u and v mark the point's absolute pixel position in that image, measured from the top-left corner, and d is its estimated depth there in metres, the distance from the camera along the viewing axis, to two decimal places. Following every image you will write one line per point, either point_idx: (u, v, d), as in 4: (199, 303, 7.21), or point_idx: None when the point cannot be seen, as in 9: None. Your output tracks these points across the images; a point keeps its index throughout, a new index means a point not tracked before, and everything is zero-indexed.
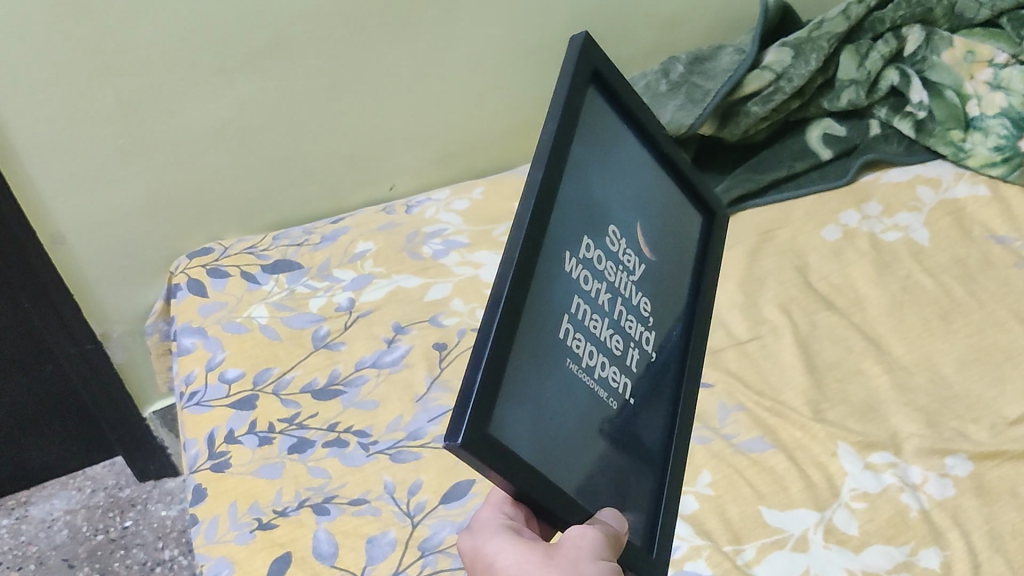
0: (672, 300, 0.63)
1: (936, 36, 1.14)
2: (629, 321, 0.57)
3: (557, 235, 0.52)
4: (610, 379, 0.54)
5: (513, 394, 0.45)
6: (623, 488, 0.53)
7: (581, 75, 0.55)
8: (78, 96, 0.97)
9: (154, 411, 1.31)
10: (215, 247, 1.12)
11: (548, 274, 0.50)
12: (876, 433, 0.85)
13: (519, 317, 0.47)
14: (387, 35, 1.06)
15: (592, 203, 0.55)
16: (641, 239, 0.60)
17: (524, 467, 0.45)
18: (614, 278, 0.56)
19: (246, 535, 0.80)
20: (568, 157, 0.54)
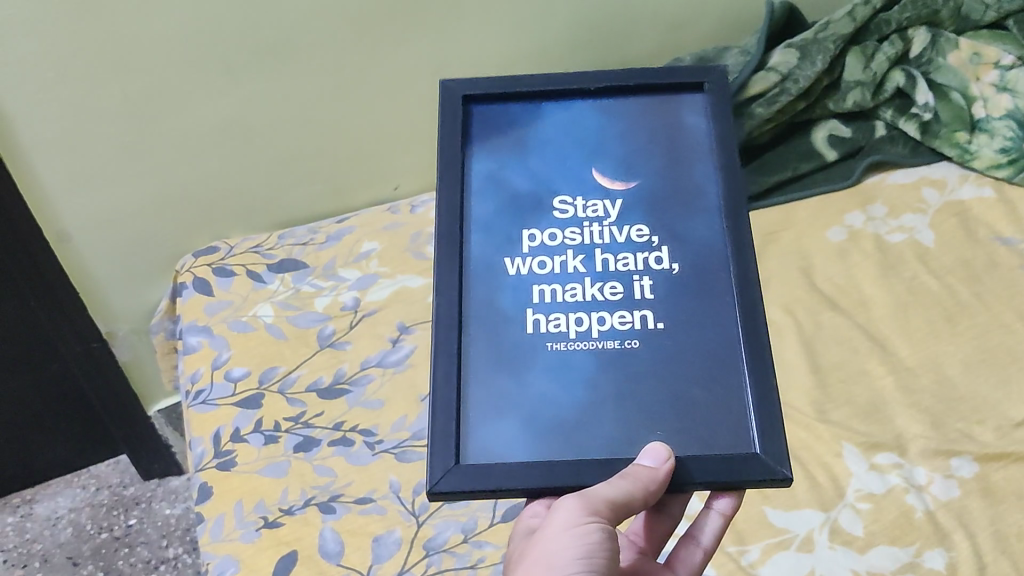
0: (688, 200, 0.66)
1: (942, 38, 1.14)
2: (622, 259, 0.64)
3: (488, 257, 0.65)
4: (618, 325, 0.62)
5: (483, 417, 0.61)
6: (681, 408, 0.60)
7: (445, 123, 0.68)
8: (85, 95, 0.98)
9: (159, 410, 1.29)
10: (221, 246, 1.12)
11: (489, 295, 0.64)
12: (881, 434, 0.85)
13: (456, 358, 0.62)
14: (393, 36, 1.06)
15: (525, 199, 0.67)
16: (604, 180, 0.67)
17: (518, 467, 0.59)
18: (585, 236, 0.65)
19: (252, 533, 0.81)
20: (470, 191, 0.67)
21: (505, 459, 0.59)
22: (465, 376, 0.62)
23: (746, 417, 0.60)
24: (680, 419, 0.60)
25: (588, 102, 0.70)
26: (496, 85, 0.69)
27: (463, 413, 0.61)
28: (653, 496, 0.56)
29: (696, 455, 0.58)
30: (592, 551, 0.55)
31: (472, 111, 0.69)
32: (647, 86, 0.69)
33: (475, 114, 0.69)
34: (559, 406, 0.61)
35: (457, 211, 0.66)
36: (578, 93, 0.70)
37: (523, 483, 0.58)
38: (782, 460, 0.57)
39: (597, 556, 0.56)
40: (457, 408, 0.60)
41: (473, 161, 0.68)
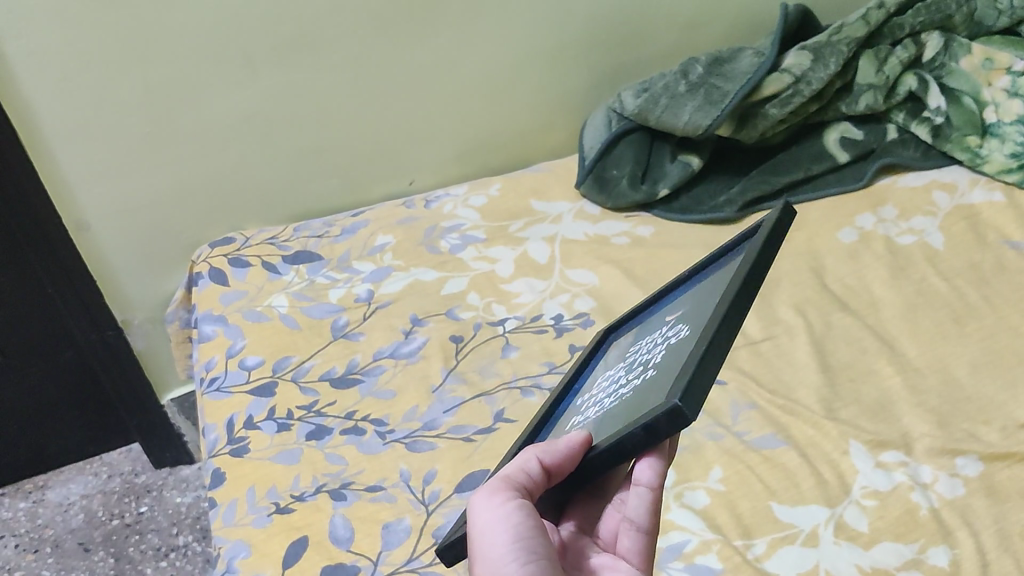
0: (717, 285, 0.58)
1: (954, 43, 1.16)
2: (652, 352, 0.59)
3: (575, 407, 0.65)
4: (624, 392, 0.56)
5: None
6: (630, 415, 0.51)
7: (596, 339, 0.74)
8: (108, 83, 0.99)
9: (171, 398, 1.30)
10: (237, 237, 1.14)
11: (562, 427, 0.63)
12: (888, 433, 0.85)
13: None
14: (411, 31, 1.08)
15: (616, 357, 0.66)
16: (673, 311, 0.63)
17: None
18: (638, 355, 0.61)
19: (264, 518, 0.82)
20: (588, 372, 0.69)
21: None
22: None
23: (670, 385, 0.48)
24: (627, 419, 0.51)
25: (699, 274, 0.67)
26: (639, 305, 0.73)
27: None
28: (567, 455, 0.52)
29: (614, 435, 0.50)
30: (522, 531, 0.49)
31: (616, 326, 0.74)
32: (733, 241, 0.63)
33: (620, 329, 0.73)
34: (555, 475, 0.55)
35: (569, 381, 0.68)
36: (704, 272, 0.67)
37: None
38: (677, 390, 0.46)
39: (530, 536, 0.49)
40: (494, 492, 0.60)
41: (600, 356, 0.70)
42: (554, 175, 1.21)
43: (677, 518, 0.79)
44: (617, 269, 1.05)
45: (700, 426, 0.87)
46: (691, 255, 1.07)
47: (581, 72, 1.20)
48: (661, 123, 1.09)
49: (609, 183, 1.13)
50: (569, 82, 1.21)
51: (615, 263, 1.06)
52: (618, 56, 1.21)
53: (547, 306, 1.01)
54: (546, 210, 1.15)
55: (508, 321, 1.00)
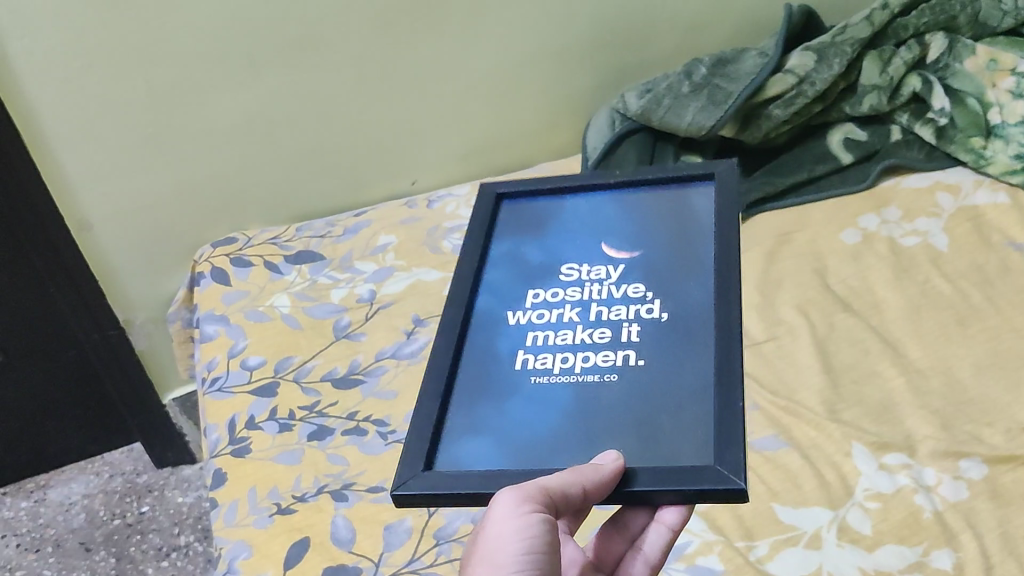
0: (685, 268, 0.63)
1: (959, 44, 1.15)
2: (615, 310, 0.62)
3: (493, 312, 0.65)
4: (601, 361, 0.59)
5: (460, 434, 0.58)
6: (648, 435, 0.55)
7: (480, 209, 0.72)
8: (110, 83, 0.99)
9: (173, 398, 1.30)
10: (239, 237, 1.14)
11: (485, 341, 0.63)
12: (892, 435, 0.85)
13: (449, 385, 0.60)
14: (413, 31, 1.07)
15: (536, 268, 0.67)
16: (610, 250, 0.66)
17: (476, 474, 0.55)
18: (585, 293, 0.64)
19: (265, 519, 0.81)
20: (488, 262, 0.68)
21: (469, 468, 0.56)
22: (452, 402, 0.60)
23: (710, 439, 0.53)
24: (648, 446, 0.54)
25: (608, 195, 0.71)
26: (527, 185, 0.73)
27: (441, 429, 0.58)
28: (604, 489, 0.51)
29: (649, 466, 0.53)
30: (534, 544, 0.50)
31: (503, 203, 0.73)
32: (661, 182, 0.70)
33: (506, 208, 0.73)
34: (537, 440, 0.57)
35: (474, 270, 0.67)
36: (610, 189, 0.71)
37: (487, 488, 0.54)
38: (738, 470, 0.51)
39: (539, 553, 0.50)
40: (436, 420, 0.58)
41: (496, 243, 0.70)
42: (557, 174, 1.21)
43: None
44: None
45: None
46: None
47: (585, 72, 1.20)
48: (664, 123, 1.09)
49: None
50: (573, 83, 1.21)
51: None
52: (622, 57, 1.21)
53: None
54: None
55: None
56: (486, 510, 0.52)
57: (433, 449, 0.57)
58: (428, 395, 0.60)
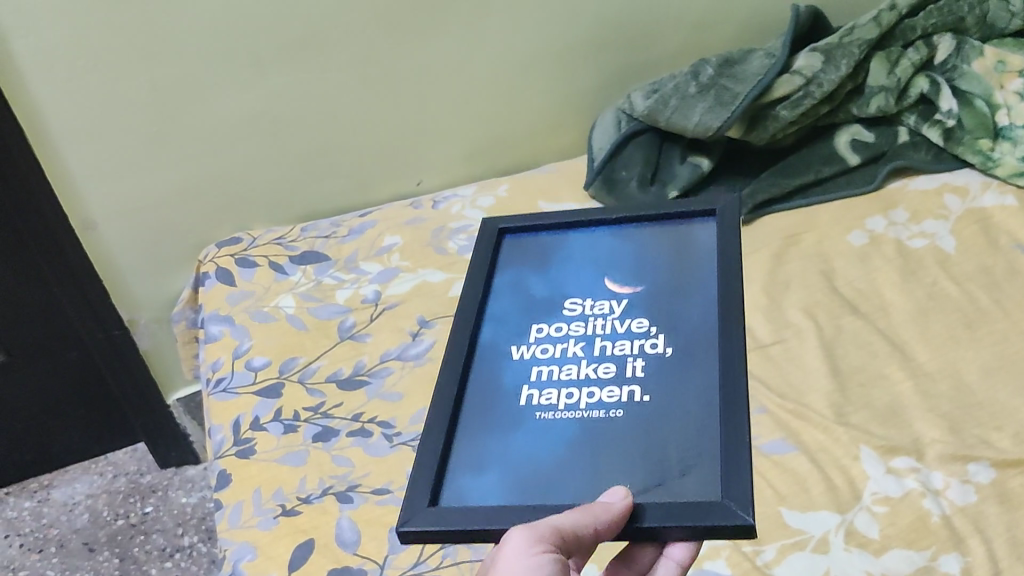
0: (688, 303, 0.63)
1: (967, 45, 1.15)
2: (619, 345, 0.61)
3: (496, 346, 0.64)
4: (606, 397, 0.58)
5: (463, 469, 0.57)
6: (654, 469, 0.54)
7: (482, 246, 0.72)
8: (114, 82, 0.99)
9: (177, 398, 1.29)
10: (244, 237, 1.14)
11: (490, 373, 0.62)
12: (899, 439, 0.85)
13: (452, 418, 0.59)
14: (419, 31, 1.07)
15: (539, 301, 0.66)
16: (613, 285, 0.66)
17: (482, 509, 0.54)
18: (589, 327, 0.63)
19: (270, 520, 0.81)
20: (490, 295, 0.68)
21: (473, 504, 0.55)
22: (456, 435, 0.59)
23: (718, 468, 0.52)
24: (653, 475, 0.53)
25: (610, 231, 0.71)
26: (528, 220, 0.73)
27: (445, 464, 0.57)
28: (615, 525, 0.50)
29: (657, 502, 0.52)
30: None
31: (505, 240, 0.73)
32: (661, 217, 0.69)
33: (508, 244, 0.72)
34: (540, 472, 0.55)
35: (477, 302, 0.67)
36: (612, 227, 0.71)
37: (495, 525, 0.52)
38: (747, 504, 0.50)
39: None
40: (440, 455, 0.57)
41: (499, 277, 0.69)
42: (563, 174, 1.21)
43: None
44: None
45: None
46: None
47: (591, 72, 1.20)
48: (671, 124, 1.09)
49: (618, 184, 1.12)
50: (579, 83, 1.20)
51: None
52: (629, 57, 1.20)
53: None
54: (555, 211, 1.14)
55: None
56: (497, 548, 0.50)
57: (437, 483, 0.56)
58: (432, 429, 0.59)
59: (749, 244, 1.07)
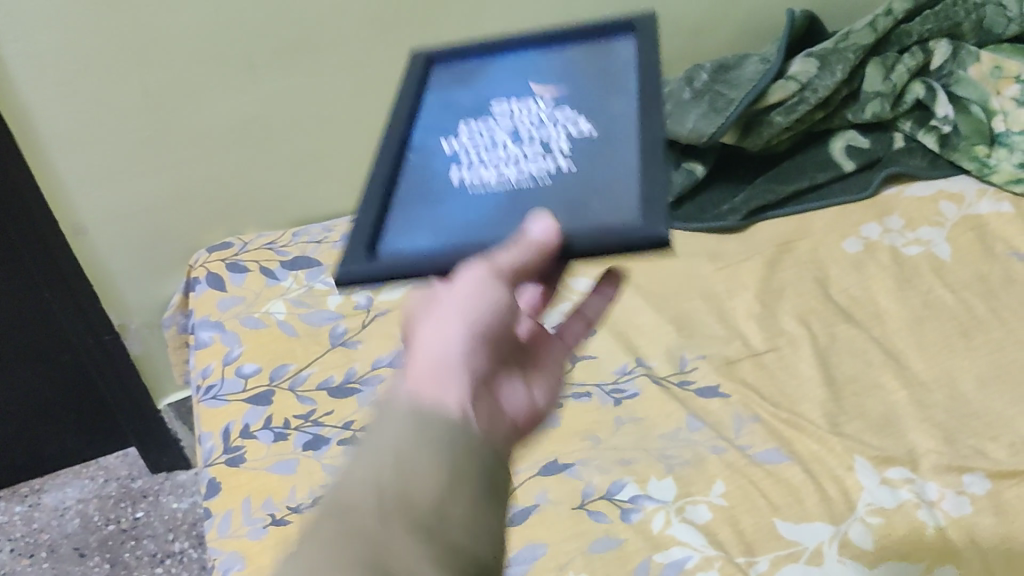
0: (613, 94, 0.64)
1: (963, 51, 1.14)
2: (546, 125, 0.63)
3: (426, 143, 0.65)
4: (536, 167, 0.60)
5: (401, 227, 0.58)
6: (576, 208, 0.56)
7: (409, 79, 0.71)
8: (106, 85, 0.98)
9: (168, 403, 1.30)
10: (235, 242, 1.13)
11: (422, 162, 0.63)
12: (894, 449, 0.84)
13: (387, 194, 0.61)
14: (413, 35, 1.06)
15: (468, 108, 0.67)
16: (540, 90, 0.67)
17: (418, 255, 0.56)
18: (515, 118, 0.65)
19: (259, 530, 0.80)
20: (420, 107, 0.68)
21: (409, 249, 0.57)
22: (392, 205, 0.61)
23: (637, 183, 0.57)
24: (578, 188, 0.58)
25: (533, 49, 0.71)
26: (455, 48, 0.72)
27: (382, 228, 0.59)
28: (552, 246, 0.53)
29: (581, 232, 0.53)
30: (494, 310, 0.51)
31: (431, 66, 0.73)
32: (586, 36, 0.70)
33: (435, 71, 0.72)
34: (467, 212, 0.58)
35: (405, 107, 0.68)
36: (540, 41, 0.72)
37: (430, 267, 0.55)
38: (663, 226, 0.52)
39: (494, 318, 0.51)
40: (371, 227, 0.58)
41: (428, 94, 0.69)
42: None
43: (678, 534, 0.78)
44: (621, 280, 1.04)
45: (703, 441, 0.86)
46: (694, 265, 1.05)
47: None
48: (666, 129, 1.08)
49: None
50: None
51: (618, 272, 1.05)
52: None
53: (549, 315, 1.00)
54: None
55: None
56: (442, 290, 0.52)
57: (374, 237, 0.58)
58: (363, 212, 0.60)
59: (744, 250, 1.07)
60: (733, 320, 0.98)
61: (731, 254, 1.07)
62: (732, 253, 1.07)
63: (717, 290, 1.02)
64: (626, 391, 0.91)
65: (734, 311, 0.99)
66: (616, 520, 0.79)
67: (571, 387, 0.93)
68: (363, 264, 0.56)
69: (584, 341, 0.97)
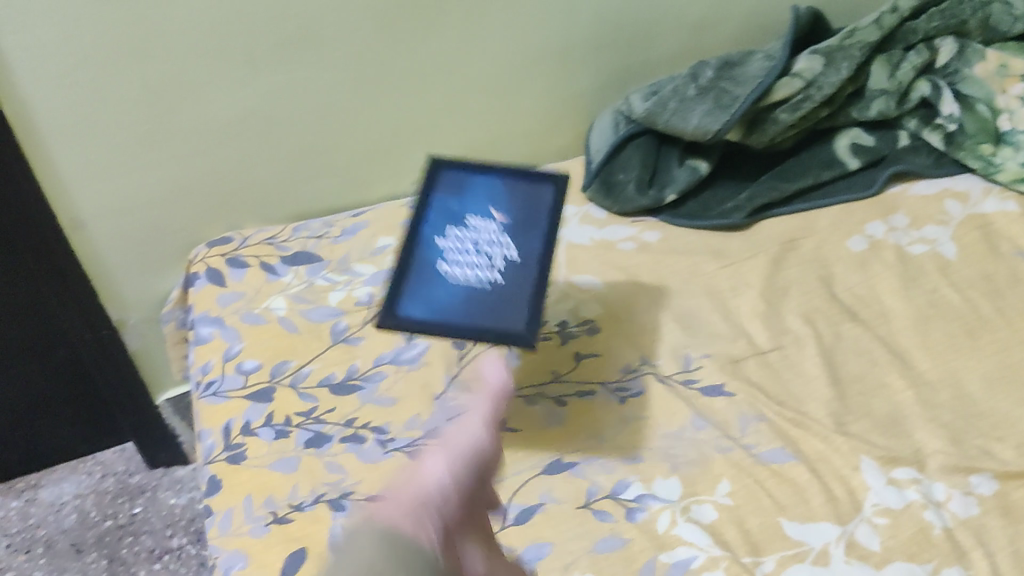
0: (534, 233, 0.81)
1: (969, 48, 1.13)
2: (490, 247, 0.80)
3: (425, 246, 0.80)
4: (477, 271, 0.78)
5: (411, 298, 0.76)
6: (492, 308, 0.76)
7: (430, 166, 0.84)
8: (104, 80, 0.96)
9: (166, 399, 1.32)
10: (235, 237, 1.12)
11: (424, 255, 0.79)
12: (900, 448, 0.83)
13: (403, 266, 0.78)
14: (416, 30, 1.05)
15: (453, 215, 0.82)
16: (495, 212, 0.83)
17: (423, 321, 0.74)
18: (471, 237, 0.81)
19: (261, 528, 0.80)
20: (428, 203, 0.82)
21: (415, 315, 0.75)
22: (403, 283, 0.77)
23: (528, 305, 0.76)
24: (486, 380, 0.85)
25: (498, 179, 0.85)
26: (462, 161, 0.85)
27: (399, 289, 0.76)
28: None
29: (478, 326, 0.74)
30: None
31: (433, 165, 0.85)
32: (526, 174, 0.85)
33: (435, 165, 0.85)
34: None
35: (422, 204, 0.82)
36: (494, 170, 0.85)
37: (446, 325, 0.74)
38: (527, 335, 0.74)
39: None
40: (396, 289, 0.76)
41: (434, 190, 0.83)
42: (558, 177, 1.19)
43: (683, 534, 0.77)
44: (624, 277, 1.03)
45: (707, 439, 0.85)
46: (698, 262, 1.05)
47: (588, 72, 1.19)
48: (670, 127, 1.07)
49: (616, 188, 1.11)
50: (575, 82, 1.19)
51: (621, 268, 1.04)
52: (626, 57, 1.19)
53: (551, 313, 0.99)
54: None
55: None
56: None
57: (395, 298, 0.75)
58: (391, 281, 0.77)
59: (748, 248, 1.06)
60: (737, 318, 0.98)
61: (735, 252, 1.06)
62: (736, 250, 1.06)
63: (721, 287, 1.02)
64: (630, 389, 0.90)
65: (739, 309, 0.98)
66: (621, 520, 0.78)
67: (573, 386, 0.90)
68: (392, 312, 0.75)
69: (587, 339, 0.95)
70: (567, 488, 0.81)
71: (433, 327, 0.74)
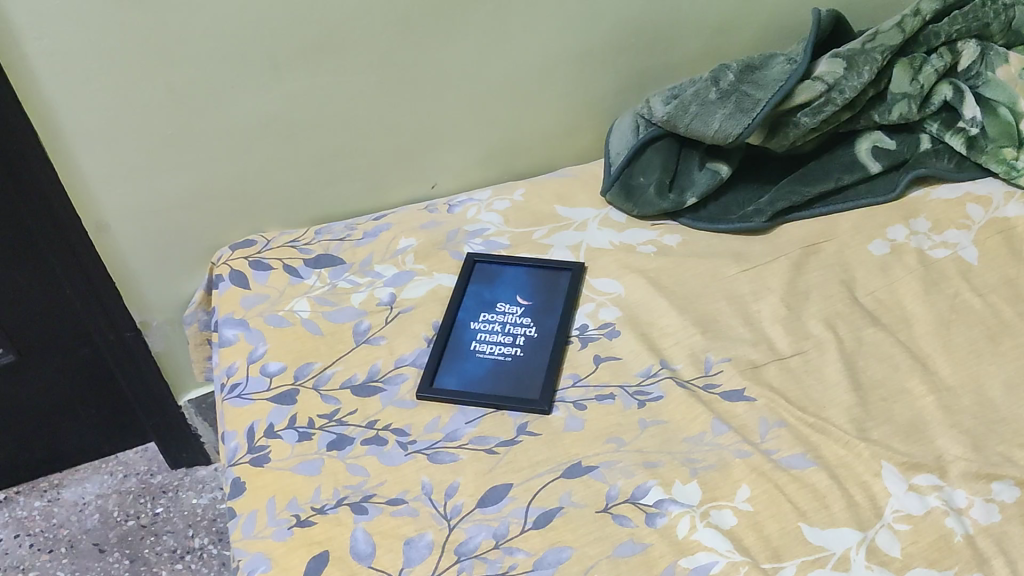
0: (552, 313, 1.00)
1: (991, 52, 1.14)
2: (517, 329, 1.00)
3: (458, 338, 0.99)
4: (503, 351, 0.97)
5: (446, 373, 0.94)
6: (518, 378, 0.93)
7: (463, 277, 1.05)
8: (128, 84, 0.97)
9: (189, 400, 1.29)
10: (258, 239, 1.12)
11: (457, 346, 0.98)
12: (922, 455, 0.83)
13: (438, 361, 0.96)
14: (438, 34, 1.06)
15: (485, 300, 1.03)
16: (519, 299, 1.03)
17: (454, 390, 0.92)
18: (499, 322, 1.01)
19: (284, 531, 0.80)
20: (461, 296, 1.03)
21: (447, 387, 0.93)
22: (439, 364, 0.95)
23: (544, 378, 0.93)
24: (511, 373, 0.94)
25: (523, 269, 1.06)
26: (494, 256, 1.07)
27: (436, 368, 0.95)
28: None
29: (510, 398, 0.91)
30: None
31: (473, 262, 1.07)
32: (547, 266, 1.05)
33: (477, 266, 1.07)
34: (477, 370, 0.95)
35: (452, 311, 1.01)
36: (529, 261, 1.06)
37: (468, 404, 0.91)
38: (547, 401, 0.90)
39: None
40: (432, 366, 0.95)
41: (469, 286, 1.05)
42: (579, 180, 1.19)
43: (703, 538, 0.77)
44: (643, 279, 1.03)
45: (727, 443, 0.85)
46: (718, 266, 1.05)
47: (608, 75, 1.19)
48: (691, 130, 1.07)
49: (635, 191, 1.11)
50: (596, 86, 1.19)
51: (641, 272, 1.04)
52: (647, 60, 1.19)
53: (571, 315, 1.00)
54: (571, 215, 1.14)
55: (533, 329, 0.99)
56: None
57: (432, 373, 0.94)
58: (429, 361, 0.95)
59: (769, 252, 1.06)
60: (759, 323, 0.98)
61: (756, 255, 1.06)
62: (757, 254, 1.06)
63: (742, 291, 1.02)
64: (650, 394, 0.90)
65: (760, 314, 0.99)
66: (641, 524, 0.79)
67: (594, 389, 0.91)
68: (426, 386, 0.93)
69: (608, 342, 0.96)
70: (589, 492, 0.82)
71: (467, 398, 0.91)
